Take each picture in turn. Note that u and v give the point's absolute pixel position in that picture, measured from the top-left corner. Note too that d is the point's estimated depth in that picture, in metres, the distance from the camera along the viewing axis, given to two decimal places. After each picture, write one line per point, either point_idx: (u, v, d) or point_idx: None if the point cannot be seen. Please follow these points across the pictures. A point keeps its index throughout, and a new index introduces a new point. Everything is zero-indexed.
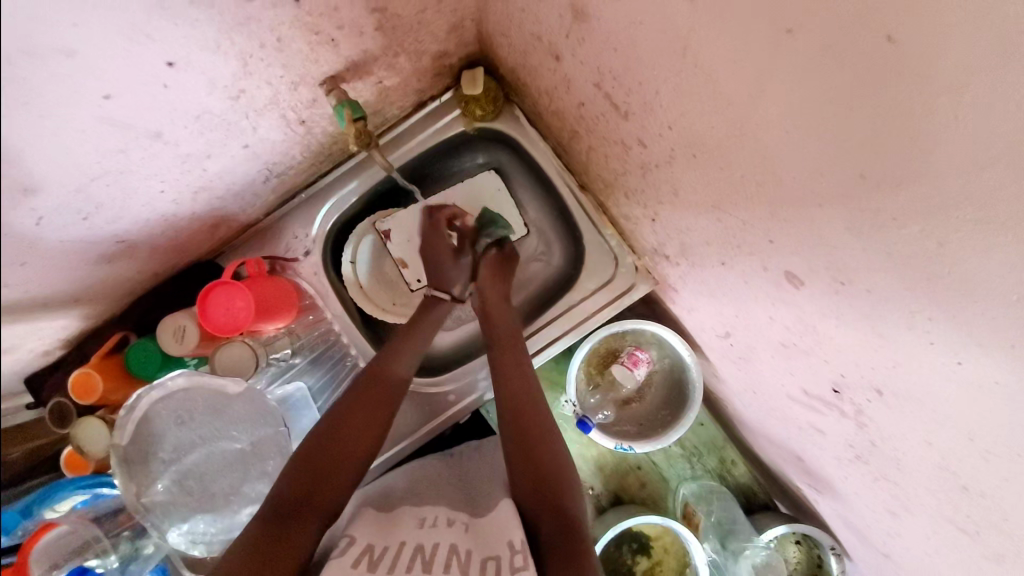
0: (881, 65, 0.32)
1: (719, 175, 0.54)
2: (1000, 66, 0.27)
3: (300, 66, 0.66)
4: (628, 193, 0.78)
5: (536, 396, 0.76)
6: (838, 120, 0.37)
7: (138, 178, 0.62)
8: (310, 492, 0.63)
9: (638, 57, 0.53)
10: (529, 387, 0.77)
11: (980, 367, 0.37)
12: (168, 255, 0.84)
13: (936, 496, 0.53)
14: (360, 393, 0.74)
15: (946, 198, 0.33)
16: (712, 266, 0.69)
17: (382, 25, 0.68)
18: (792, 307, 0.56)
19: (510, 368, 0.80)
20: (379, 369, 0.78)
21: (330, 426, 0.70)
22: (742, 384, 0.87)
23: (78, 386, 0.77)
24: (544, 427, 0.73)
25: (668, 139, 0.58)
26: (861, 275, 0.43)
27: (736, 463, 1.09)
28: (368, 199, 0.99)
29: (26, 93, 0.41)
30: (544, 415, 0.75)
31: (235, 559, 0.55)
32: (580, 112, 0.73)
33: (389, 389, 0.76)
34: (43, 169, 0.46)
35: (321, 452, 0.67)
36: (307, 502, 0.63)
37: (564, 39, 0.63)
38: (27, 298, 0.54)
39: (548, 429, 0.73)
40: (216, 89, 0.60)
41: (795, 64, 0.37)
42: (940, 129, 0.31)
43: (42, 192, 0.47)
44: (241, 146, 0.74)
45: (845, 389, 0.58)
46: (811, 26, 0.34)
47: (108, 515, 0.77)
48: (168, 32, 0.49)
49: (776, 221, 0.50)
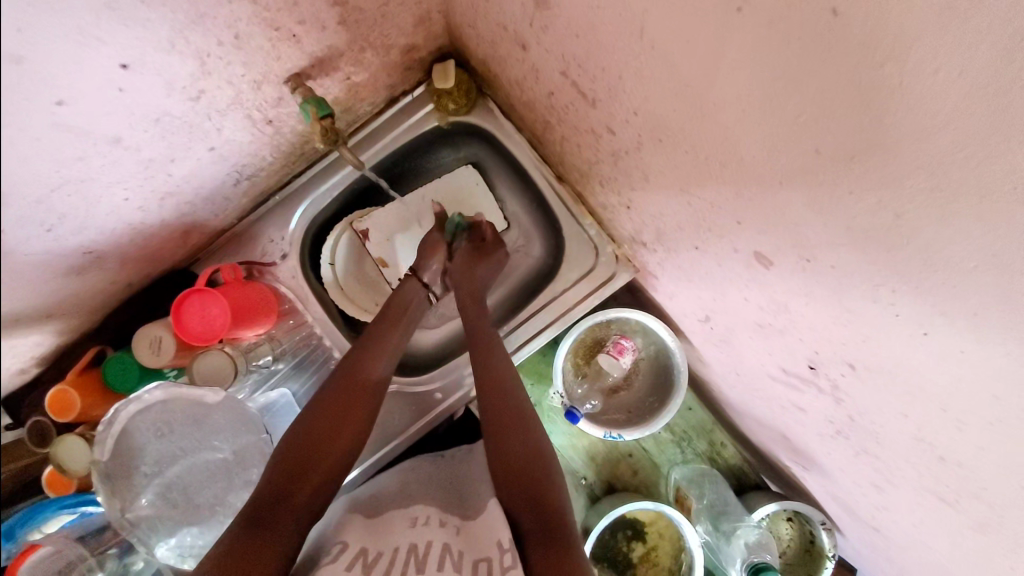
0: (826, 37, 0.32)
1: (684, 157, 0.54)
2: (937, 32, 0.27)
3: (262, 65, 0.65)
4: (603, 182, 0.78)
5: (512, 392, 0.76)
6: (789, 94, 0.37)
7: (100, 187, 0.61)
8: (289, 486, 0.62)
9: (600, 43, 0.53)
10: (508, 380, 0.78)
11: (946, 336, 0.38)
12: (139, 265, 0.82)
13: (916, 468, 0.53)
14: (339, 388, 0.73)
15: (900, 168, 0.33)
16: (688, 251, 0.69)
17: (345, 19, 0.67)
18: (765, 287, 0.57)
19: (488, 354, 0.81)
20: (358, 364, 0.76)
21: (308, 420, 0.69)
22: (725, 365, 0.88)
23: (55, 404, 0.76)
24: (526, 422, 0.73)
25: (635, 124, 0.58)
26: (825, 250, 0.44)
27: (725, 445, 1.10)
28: (343, 199, 0.98)
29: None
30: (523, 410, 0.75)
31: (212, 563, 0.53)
32: (550, 101, 0.73)
33: (365, 391, 0.74)
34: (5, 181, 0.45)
35: (298, 451, 0.66)
36: (290, 497, 0.62)
37: (528, 28, 0.62)
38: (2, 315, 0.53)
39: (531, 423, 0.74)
40: (175, 91, 0.59)
41: (745, 40, 0.37)
42: (889, 98, 0.31)
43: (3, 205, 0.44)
44: (206, 149, 0.72)
45: (820, 365, 0.58)
46: (757, 3, 0.34)
47: (93, 533, 0.75)
48: (118, 33, 0.47)
49: (743, 202, 0.50)
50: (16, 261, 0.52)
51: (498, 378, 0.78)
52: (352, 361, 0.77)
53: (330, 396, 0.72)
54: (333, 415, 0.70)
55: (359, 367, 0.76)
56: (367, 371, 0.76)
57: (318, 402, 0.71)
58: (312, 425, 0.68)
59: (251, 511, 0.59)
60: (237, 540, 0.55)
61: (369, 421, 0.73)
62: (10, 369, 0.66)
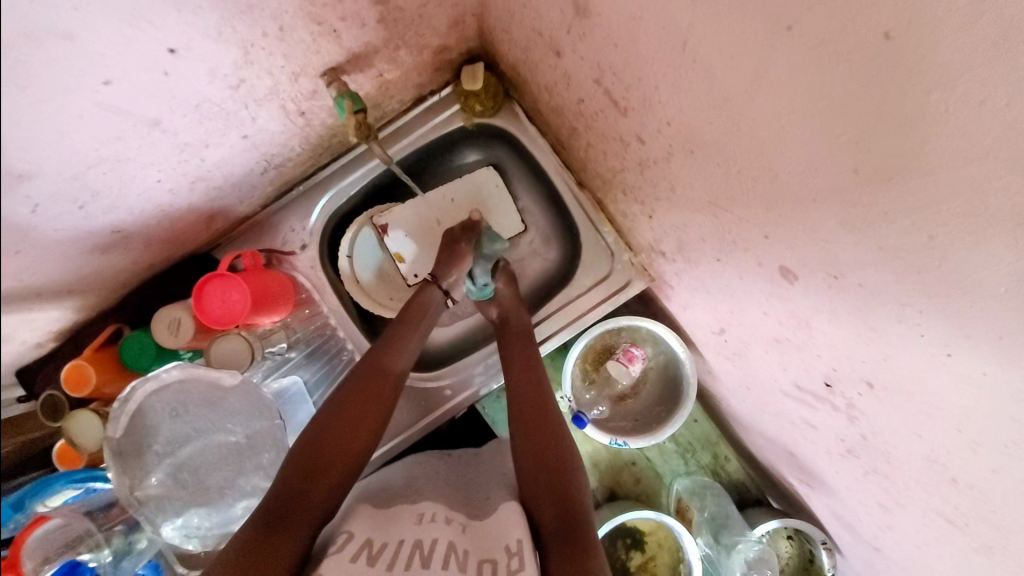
0: (876, 59, 0.32)
1: (715, 169, 0.55)
2: (990, 62, 0.28)
3: (301, 57, 0.66)
4: (626, 190, 0.79)
5: (538, 391, 0.78)
6: (831, 115, 0.38)
7: (135, 167, 0.62)
8: (304, 486, 0.63)
9: (639, 53, 0.53)
10: (538, 385, 0.79)
11: (968, 359, 0.38)
12: (163, 246, 0.83)
13: (927, 489, 0.54)
14: (364, 388, 0.74)
15: (935, 194, 0.34)
16: (708, 263, 0.69)
17: (384, 17, 0.68)
18: (786, 302, 0.57)
19: (518, 362, 0.82)
20: (377, 361, 0.78)
21: (329, 413, 0.71)
22: (735, 379, 0.88)
23: (71, 377, 0.77)
24: (544, 425, 0.73)
25: (667, 135, 0.59)
26: (854, 269, 0.44)
27: (729, 459, 1.10)
28: (365, 193, 0.99)
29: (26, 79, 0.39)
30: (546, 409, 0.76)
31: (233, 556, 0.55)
32: (580, 108, 0.74)
33: (386, 383, 0.76)
34: (45, 154, 0.46)
35: (312, 452, 0.66)
36: (305, 497, 0.62)
37: (565, 34, 0.63)
38: (29, 289, 0.53)
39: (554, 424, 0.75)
40: (216, 78, 0.60)
41: (791, 60, 0.38)
42: (931, 127, 0.32)
43: (35, 179, 0.45)
44: (239, 137, 0.73)
45: (836, 382, 0.59)
46: (809, 23, 0.35)
47: (101, 509, 0.75)
48: (168, 18, 0.48)
49: (772, 217, 0.51)
50: (46, 235, 0.52)
51: (526, 386, 0.78)
52: (370, 358, 0.78)
53: (345, 391, 0.74)
54: (352, 412, 0.71)
55: (381, 371, 0.77)
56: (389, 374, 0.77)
57: (336, 397, 0.73)
58: (329, 418, 0.70)
59: (269, 506, 0.61)
60: (254, 537, 0.57)
61: (388, 413, 0.75)
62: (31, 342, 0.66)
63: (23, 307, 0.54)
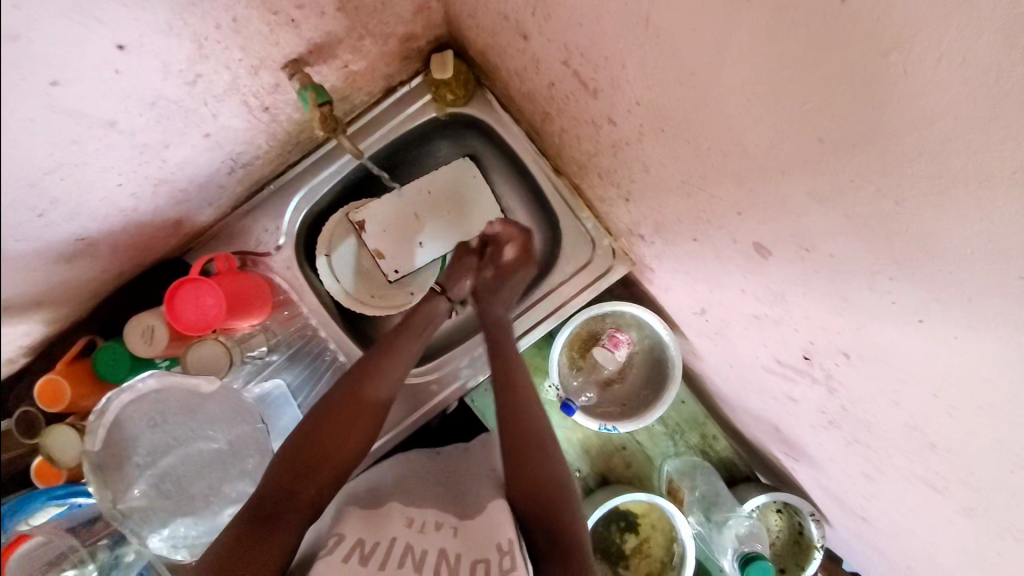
0: (835, 24, 0.32)
1: (685, 148, 0.54)
2: (944, 18, 0.28)
3: (259, 50, 0.64)
4: (602, 174, 0.78)
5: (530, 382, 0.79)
6: (799, 83, 0.37)
7: (93, 171, 0.60)
8: (295, 485, 0.64)
9: (603, 32, 0.52)
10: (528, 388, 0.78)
11: (941, 322, 0.38)
12: (129, 253, 0.81)
13: (908, 456, 0.55)
14: (343, 396, 0.74)
15: (899, 157, 0.34)
16: (685, 243, 0.69)
17: (344, 6, 0.66)
18: (763, 278, 0.57)
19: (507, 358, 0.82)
20: (362, 376, 0.76)
21: (325, 412, 0.72)
22: (719, 358, 0.89)
23: (44, 394, 0.76)
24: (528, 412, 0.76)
25: (636, 115, 0.58)
26: (825, 239, 0.44)
27: (717, 438, 1.11)
28: (338, 190, 0.97)
29: None
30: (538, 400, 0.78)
31: (220, 557, 0.56)
32: (551, 92, 0.73)
33: (364, 413, 0.74)
34: None
35: (309, 449, 0.67)
36: (296, 496, 0.64)
37: (530, 16, 0.61)
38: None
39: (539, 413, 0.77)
40: (171, 74, 0.58)
41: (757, 31, 0.37)
42: (900, 89, 0.31)
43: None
44: (201, 135, 0.71)
45: (815, 355, 0.59)
46: None
47: (85, 523, 0.74)
48: (114, 12, 0.46)
49: (742, 192, 0.50)
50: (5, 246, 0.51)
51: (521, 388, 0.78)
52: (360, 368, 0.78)
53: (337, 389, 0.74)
54: (335, 421, 0.71)
55: (364, 384, 0.76)
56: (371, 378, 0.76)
57: (333, 392, 0.75)
58: (325, 414, 0.71)
59: (255, 506, 0.61)
60: (235, 548, 0.57)
61: (370, 440, 0.74)
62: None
63: None
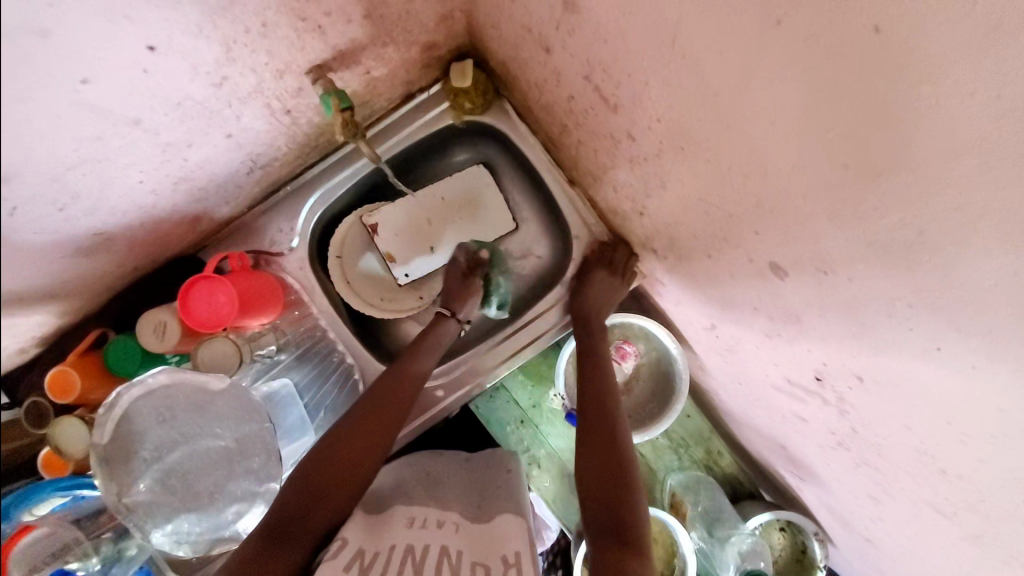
0: (868, 54, 0.32)
1: (705, 167, 0.54)
2: (977, 55, 0.28)
3: (285, 54, 0.64)
4: (617, 187, 0.78)
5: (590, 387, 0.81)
6: (824, 111, 0.37)
7: (115, 168, 0.60)
8: (307, 507, 0.65)
9: (628, 50, 0.52)
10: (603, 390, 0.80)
11: (957, 351, 0.38)
12: (145, 249, 0.82)
13: (916, 479, 0.54)
14: (380, 402, 0.79)
15: (925, 186, 0.34)
16: (700, 259, 0.69)
17: (370, 14, 0.67)
18: (777, 298, 0.57)
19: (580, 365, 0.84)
20: (400, 376, 0.83)
21: (358, 421, 0.76)
22: (727, 374, 0.89)
23: (54, 384, 0.75)
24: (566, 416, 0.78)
25: (657, 131, 0.58)
26: (844, 264, 0.44)
27: (722, 453, 1.11)
28: (353, 193, 0.98)
29: None
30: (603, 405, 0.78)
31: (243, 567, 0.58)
32: (570, 105, 0.73)
33: (403, 396, 0.81)
34: (22, 151, 0.44)
35: (330, 464, 0.70)
36: (307, 517, 0.64)
37: (554, 31, 0.62)
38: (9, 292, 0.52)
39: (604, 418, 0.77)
40: (198, 75, 0.59)
41: (786, 57, 0.37)
42: (927, 119, 0.31)
43: (16, 179, 0.45)
44: (223, 135, 0.72)
45: (827, 377, 0.60)
46: (798, 18, 0.34)
47: (89, 517, 0.75)
48: (146, 14, 0.47)
49: (762, 213, 0.50)
50: (27, 239, 0.52)
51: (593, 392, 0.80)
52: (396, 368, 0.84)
53: (367, 399, 0.79)
54: (366, 431, 0.75)
55: (407, 363, 0.85)
56: (391, 402, 0.79)
57: (359, 406, 0.78)
58: (357, 423, 0.75)
59: (271, 526, 0.62)
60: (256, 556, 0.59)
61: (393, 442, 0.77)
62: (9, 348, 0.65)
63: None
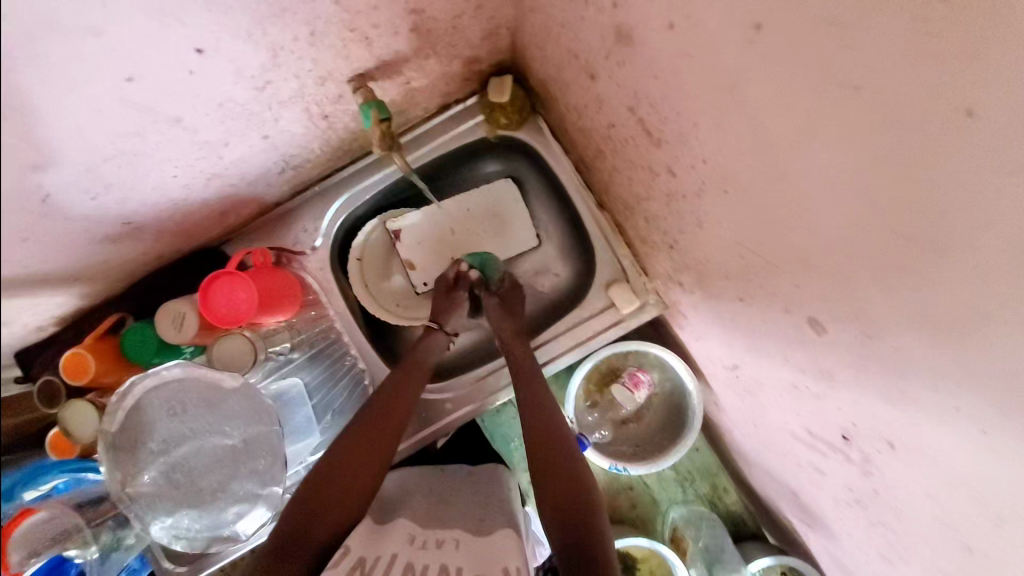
0: (953, 138, 0.30)
1: (749, 214, 0.52)
2: None
3: (330, 62, 0.64)
4: (649, 218, 0.77)
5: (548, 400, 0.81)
6: (888, 180, 0.35)
7: (151, 162, 0.60)
8: (308, 522, 0.65)
9: (681, 89, 0.51)
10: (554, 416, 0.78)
11: (1003, 438, 0.36)
12: (171, 239, 0.82)
13: (935, 550, 0.52)
14: (382, 413, 0.79)
15: (998, 271, 0.31)
16: (730, 301, 0.68)
17: (417, 27, 0.66)
18: (810, 351, 0.55)
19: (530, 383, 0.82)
20: (400, 383, 0.83)
21: (363, 429, 0.76)
22: (743, 414, 0.87)
23: (70, 366, 0.74)
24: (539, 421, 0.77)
25: (700, 172, 0.56)
26: (889, 332, 0.42)
27: (728, 490, 1.09)
28: (380, 197, 0.98)
29: (41, 69, 0.40)
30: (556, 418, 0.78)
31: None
32: (609, 132, 0.72)
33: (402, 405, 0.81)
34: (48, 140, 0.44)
35: (334, 473, 0.70)
36: (309, 532, 0.65)
37: (602, 60, 0.61)
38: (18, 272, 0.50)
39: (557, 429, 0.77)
40: (243, 79, 0.58)
41: (856, 122, 0.35)
42: (1005, 203, 0.29)
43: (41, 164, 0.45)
44: (260, 136, 0.71)
45: (855, 437, 0.57)
46: (880, 87, 0.32)
47: (91, 503, 0.75)
48: (198, 18, 0.47)
49: (804, 268, 0.48)
50: (52, 219, 0.52)
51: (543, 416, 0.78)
52: (399, 376, 0.84)
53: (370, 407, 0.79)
54: (368, 440, 0.75)
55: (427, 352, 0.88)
56: (391, 418, 0.79)
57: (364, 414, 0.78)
58: (360, 430, 0.76)
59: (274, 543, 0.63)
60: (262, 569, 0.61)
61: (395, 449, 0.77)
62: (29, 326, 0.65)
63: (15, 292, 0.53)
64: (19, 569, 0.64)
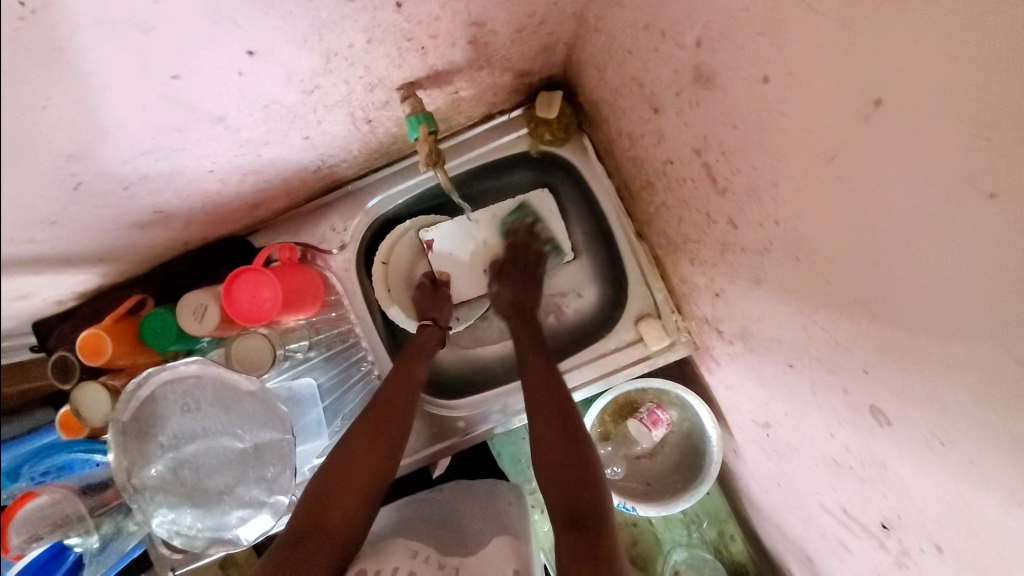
0: None
1: (821, 287, 0.49)
2: None
3: (383, 70, 0.61)
4: (693, 259, 0.75)
5: (551, 386, 0.77)
6: (1007, 297, 0.31)
7: (189, 157, 0.58)
8: (319, 515, 0.64)
9: (764, 144, 0.49)
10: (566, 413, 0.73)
11: None
12: (202, 226, 0.80)
13: None
14: (385, 406, 0.77)
15: None
16: (775, 361, 0.64)
17: (476, 40, 0.63)
18: (863, 434, 0.51)
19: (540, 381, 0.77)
20: (403, 373, 0.82)
21: (363, 421, 0.75)
22: (768, 472, 0.83)
23: (86, 346, 0.73)
24: (545, 409, 0.74)
25: (768, 232, 0.54)
26: (962, 441, 0.38)
27: (734, 539, 1.04)
28: (413, 202, 0.96)
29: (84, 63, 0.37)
30: (561, 404, 0.74)
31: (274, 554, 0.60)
32: (665, 168, 0.71)
33: (406, 392, 0.80)
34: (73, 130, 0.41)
35: (338, 468, 0.69)
36: (324, 525, 0.63)
37: (672, 96, 0.61)
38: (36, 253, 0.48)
39: (564, 414, 0.73)
40: (291, 82, 0.56)
41: (979, 233, 0.32)
42: None
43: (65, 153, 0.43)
44: (300, 137, 0.68)
45: (895, 528, 0.51)
46: (1020, 197, 0.29)
47: (95, 488, 0.72)
48: (254, 20, 0.44)
49: (877, 354, 0.44)
50: (81, 207, 0.50)
51: (547, 417, 0.73)
52: (400, 367, 0.82)
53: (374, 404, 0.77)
54: (372, 427, 0.74)
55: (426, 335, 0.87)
56: (394, 411, 0.77)
57: (377, 399, 0.78)
58: (360, 421, 0.75)
59: (290, 539, 0.62)
60: (282, 558, 0.59)
61: (400, 442, 0.76)
62: (49, 301, 0.64)
63: (42, 269, 0.52)
64: (18, 552, 0.65)
